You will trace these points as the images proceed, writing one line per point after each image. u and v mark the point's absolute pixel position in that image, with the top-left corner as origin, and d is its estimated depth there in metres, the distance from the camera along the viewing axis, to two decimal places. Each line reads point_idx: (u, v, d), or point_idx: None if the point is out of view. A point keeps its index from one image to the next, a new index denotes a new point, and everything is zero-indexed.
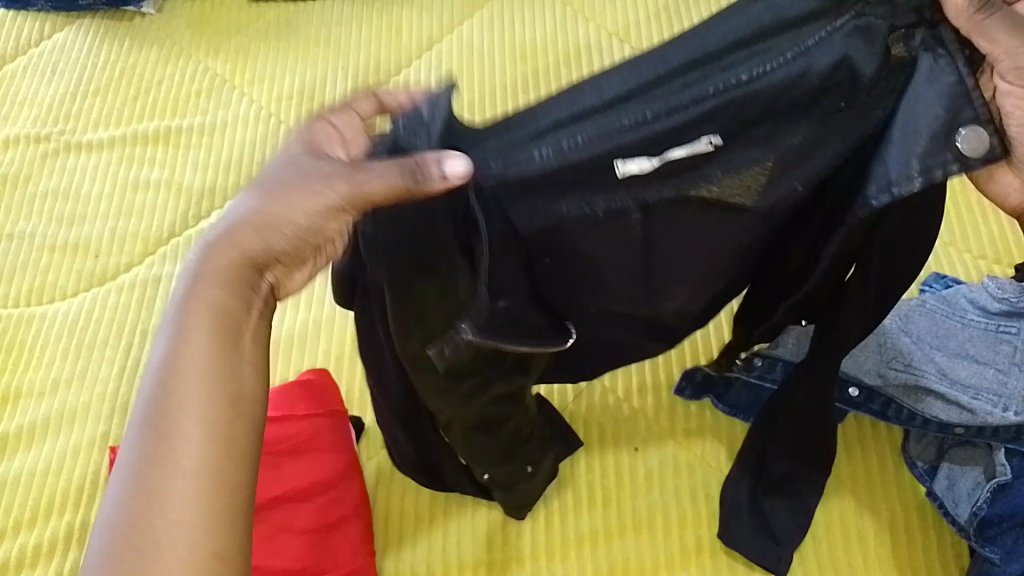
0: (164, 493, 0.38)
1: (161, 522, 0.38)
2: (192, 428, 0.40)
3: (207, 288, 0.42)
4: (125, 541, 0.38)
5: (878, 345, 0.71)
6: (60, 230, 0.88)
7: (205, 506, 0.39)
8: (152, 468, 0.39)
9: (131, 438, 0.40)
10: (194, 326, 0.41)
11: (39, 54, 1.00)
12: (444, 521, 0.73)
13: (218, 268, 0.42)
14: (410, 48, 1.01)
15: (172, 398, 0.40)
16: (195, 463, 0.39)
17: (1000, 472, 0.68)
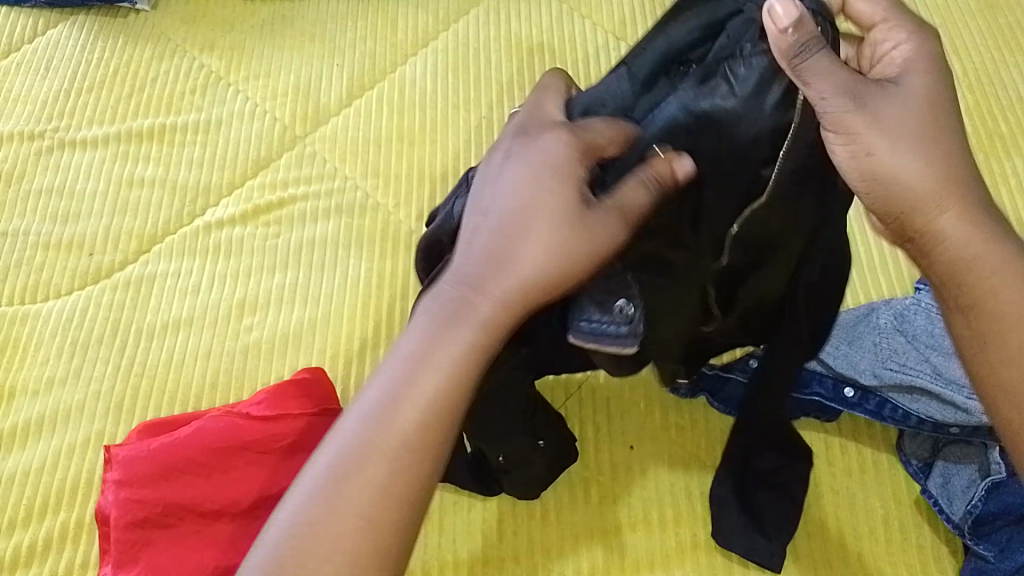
0: (361, 490, 0.44)
1: (346, 522, 0.44)
2: (405, 454, 0.45)
3: (460, 311, 0.48)
4: (319, 516, 0.44)
5: (872, 345, 0.72)
6: (54, 228, 0.87)
7: (385, 530, 0.44)
8: (355, 480, 0.44)
9: (356, 420, 0.46)
10: (437, 359, 0.47)
11: (33, 51, 1.00)
12: (440, 519, 0.72)
13: (466, 319, 0.47)
14: (407, 44, 1.01)
15: (402, 403, 0.46)
16: (399, 476, 0.45)
17: (995, 470, 0.69)
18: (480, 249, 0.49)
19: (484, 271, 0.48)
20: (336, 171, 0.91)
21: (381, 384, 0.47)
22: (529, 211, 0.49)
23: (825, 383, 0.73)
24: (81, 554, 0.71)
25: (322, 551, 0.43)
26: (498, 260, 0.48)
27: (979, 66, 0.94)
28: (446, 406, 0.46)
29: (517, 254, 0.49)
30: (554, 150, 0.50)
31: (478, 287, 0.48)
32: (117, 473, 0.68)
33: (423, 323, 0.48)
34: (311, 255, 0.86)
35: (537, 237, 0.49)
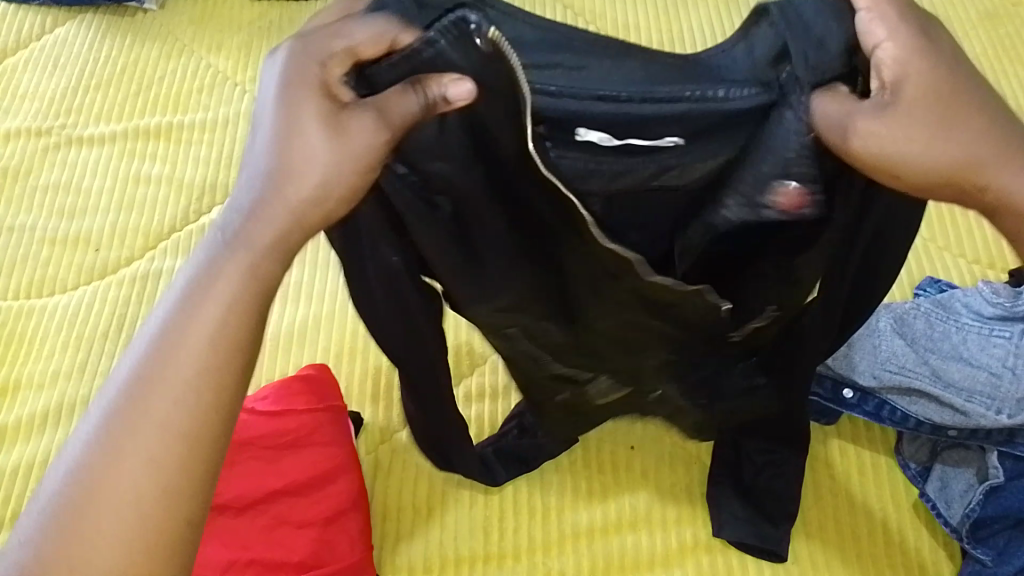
0: (120, 447, 0.40)
1: (112, 483, 0.39)
2: (177, 398, 0.41)
3: (228, 239, 0.42)
4: (82, 486, 0.39)
5: (872, 347, 0.73)
6: (60, 223, 0.88)
7: (168, 473, 0.40)
8: (124, 433, 0.40)
9: (118, 375, 0.41)
10: (207, 289, 0.42)
11: (41, 48, 1.00)
12: (441, 515, 0.73)
13: (236, 244, 0.42)
14: None
15: (165, 346, 0.41)
16: (161, 423, 0.40)
17: (993, 474, 0.69)
18: (251, 178, 0.43)
19: (255, 199, 0.42)
20: None
21: (152, 326, 0.42)
22: (299, 128, 0.42)
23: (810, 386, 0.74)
24: None
25: (96, 512, 0.39)
26: (269, 192, 0.42)
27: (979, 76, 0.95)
28: (228, 336, 0.42)
29: (294, 184, 0.42)
30: (295, 64, 0.42)
31: (248, 214, 0.42)
32: None
33: (195, 260, 0.43)
34: (316, 254, 0.86)
35: (305, 160, 0.42)
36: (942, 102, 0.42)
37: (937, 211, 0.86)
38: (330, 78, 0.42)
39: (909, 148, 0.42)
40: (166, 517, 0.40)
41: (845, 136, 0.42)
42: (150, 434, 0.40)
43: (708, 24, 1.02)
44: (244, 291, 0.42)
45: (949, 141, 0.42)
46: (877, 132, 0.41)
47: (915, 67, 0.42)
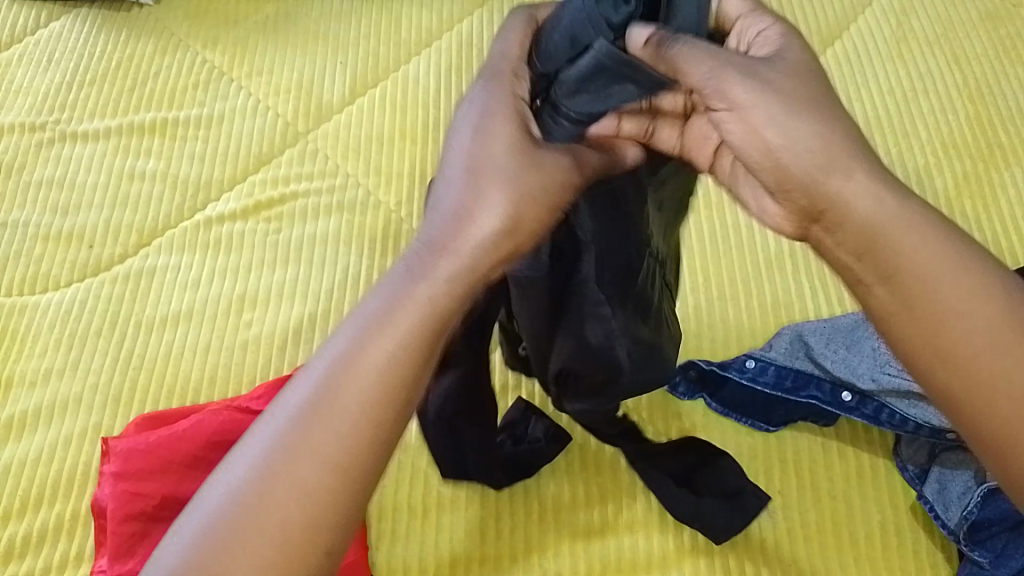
0: (297, 458, 0.42)
1: (284, 491, 0.42)
2: (356, 417, 0.43)
3: (417, 268, 0.45)
4: (255, 491, 0.41)
5: (871, 350, 0.73)
6: (54, 219, 0.87)
7: (336, 487, 0.42)
8: (311, 444, 0.42)
9: (301, 389, 0.44)
10: (395, 316, 0.44)
11: (35, 43, 0.99)
12: (436, 516, 0.72)
13: (422, 271, 0.45)
14: (409, 43, 1.01)
15: (350, 364, 0.43)
16: (339, 439, 0.43)
17: (991, 477, 0.69)
18: (441, 215, 0.47)
19: (441, 232, 0.46)
20: (338, 167, 0.91)
21: (337, 347, 0.44)
22: (487, 168, 0.47)
23: (783, 375, 0.75)
24: (76, 546, 0.70)
25: (259, 516, 0.41)
26: (448, 234, 0.46)
27: (978, 75, 0.95)
28: (404, 367, 0.44)
29: (476, 219, 0.46)
30: (495, 117, 0.48)
31: (432, 244, 0.46)
32: (115, 465, 0.70)
33: (387, 285, 0.45)
34: (311, 251, 0.86)
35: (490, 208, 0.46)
36: (802, 98, 0.46)
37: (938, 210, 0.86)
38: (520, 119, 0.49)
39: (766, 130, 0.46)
40: (318, 535, 0.42)
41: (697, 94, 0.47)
42: (339, 440, 0.42)
43: None
44: (423, 320, 0.45)
45: (808, 136, 0.46)
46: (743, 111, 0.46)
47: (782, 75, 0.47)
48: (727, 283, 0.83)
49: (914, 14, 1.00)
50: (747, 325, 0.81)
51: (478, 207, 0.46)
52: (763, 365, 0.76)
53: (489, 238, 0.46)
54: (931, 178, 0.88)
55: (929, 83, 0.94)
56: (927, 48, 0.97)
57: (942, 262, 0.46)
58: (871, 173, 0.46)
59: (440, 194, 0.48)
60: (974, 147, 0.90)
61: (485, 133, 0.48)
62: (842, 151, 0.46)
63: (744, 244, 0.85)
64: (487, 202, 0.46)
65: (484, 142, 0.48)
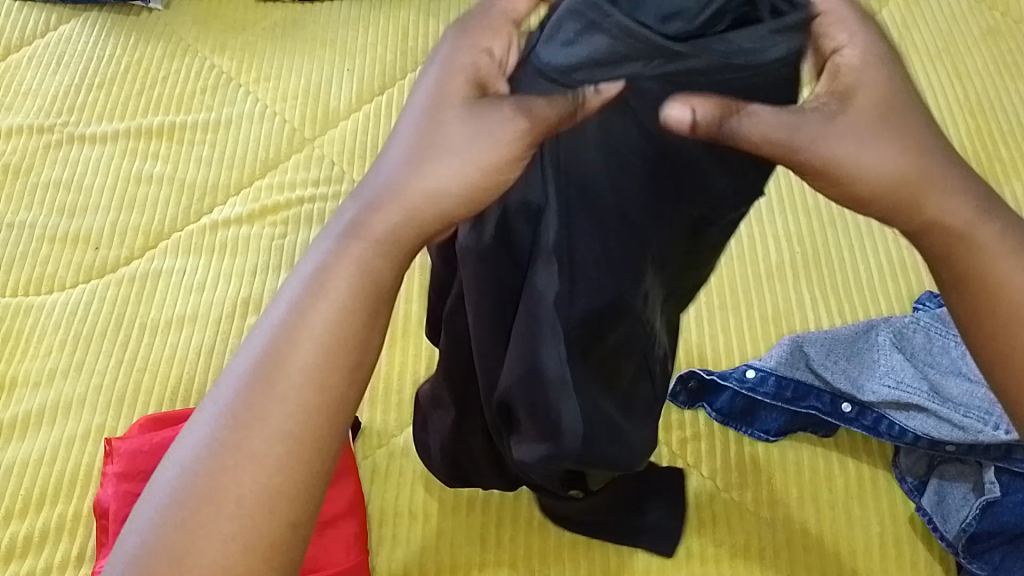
0: (236, 452, 0.37)
1: (228, 490, 0.37)
2: (297, 396, 0.38)
3: (355, 234, 0.39)
4: (194, 495, 0.37)
5: (871, 362, 0.74)
6: (60, 221, 0.88)
7: (287, 477, 0.38)
8: (252, 425, 0.38)
9: (233, 377, 0.39)
10: (330, 284, 0.39)
11: (45, 46, 1.00)
12: (437, 521, 0.73)
13: (360, 234, 0.39)
14: (417, 51, 1.02)
15: (284, 341, 0.38)
16: (282, 425, 0.38)
17: (989, 489, 0.68)
18: (381, 172, 0.40)
19: (382, 191, 0.39)
20: (343, 173, 0.92)
21: (271, 322, 0.39)
22: (441, 127, 0.39)
23: (784, 386, 0.75)
24: (78, 546, 0.71)
25: (203, 522, 0.36)
26: (398, 184, 0.39)
27: (979, 91, 0.96)
28: (345, 336, 0.39)
29: (426, 172, 0.39)
30: (455, 55, 0.40)
31: (374, 205, 0.39)
32: (119, 465, 0.70)
33: (320, 252, 0.40)
34: None
35: (450, 161, 0.38)
36: (885, 121, 0.39)
37: None
38: (488, 71, 0.40)
39: (858, 161, 0.39)
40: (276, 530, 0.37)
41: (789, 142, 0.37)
42: (283, 425, 0.38)
43: None
44: (364, 286, 0.39)
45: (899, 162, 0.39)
46: (827, 144, 0.38)
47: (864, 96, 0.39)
48: (729, 294, 0.84)
49: (917, 29, 1.01)
50: (749, 335, 0.82)
51: (426, 164, 0.39)
52: (762, 375, 0.76)
53: (439, 190, 0.38)
54: None
55: (931, 98, 0.95)
56: (929, 63, 0.98)
57: (1001, 237, 0.40)
58: (945, 161, 0.40)
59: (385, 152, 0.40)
60: (975, 161, 0.91)
61: (442, 89, 0.40)
62: (924, 160, 0.39)
63: (747, 256, 0.86)
64: (439, 157, 0.39)
65: (438, 99, 0.39)
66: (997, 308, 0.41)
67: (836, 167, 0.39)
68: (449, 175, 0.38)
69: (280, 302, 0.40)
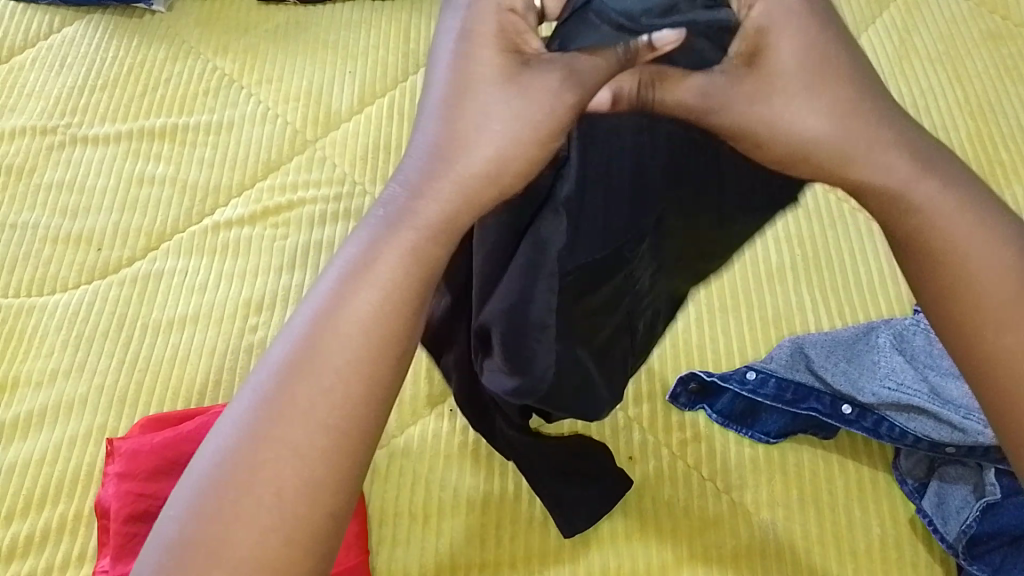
0: (280, 426, 0.38)
1: (273, 466, 0.38)
2: (344, 373, 0.39)
3: (399, 215, 0.40)
4: (237, 469, 0.38)
5: (871, 364, 0.74)
6: (63, 222, 0.88)
7: (330, 454, 0.38)
8: (307, 389, 0.39)
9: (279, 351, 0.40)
10: (377, 265, 0.40)
11: (48, 48, 1.01)
12: (437, 521, 0.73)
13: (405, 218, 0.40)
14: (418, 54, 1.02)
15: (332, 319, 0.40)
16: (327, 401, 0.39)
17: (989, 491, 0.69)
18: (419, 153, 0.41)
19: (428, 169, 0.41)
20: (345, 175, 0.92)
21: (317, 300, 0.40)
22: (472, 111, 0.41)
23: (784, 388, 0.75)
24: (79, 545, 0.71)
25: (246, 496, 0.37)
26: (447, 153, 0.40)
27: (980, 94, 0.96)
28: (392, 318, 0.40)
29: (466, 157, 0.40)
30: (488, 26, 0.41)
31: (417, 187, 0.41)
32: (121, 465, 0.70)
33: (364, 233, 0.41)
34: (318, 257, 0.86)
35: (484, 143, 0.40)
36: (809, 80, 0.41)
37: None
38: (515, 45, 0.41)
39: (785, 131, 0.41)
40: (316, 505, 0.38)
41: (704, 108, 0.41)
42: (328, 401, 0.39)
43: None
44: (411, 268, 0.40)
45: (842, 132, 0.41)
46: (747, 111, 0.41)
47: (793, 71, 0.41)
48: (730, 296, 0.84)
49: (918, 32, 1.01)
50: (749, 337, 0.82)
51: (465, 148, 0.40)
52: (763, 377, 0.76)
53: (480, 174, 0.40)
54: None
55: (932, 100, 0.95)
56: (930, 66, 0.98)
57: (961, 213, 0.42)
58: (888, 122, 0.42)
59: (417, 135, 0.42)
60: (975, 163, 0.91)
61: (462, 70, 0.41)
62: (854, 121, 0.41)
63: (748, 257, 0.86)
64: (477, 141, 0.40)
65: (463, 80, 0.41)
66: (955, 265, 0.43)
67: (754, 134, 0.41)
68: (496, 143, 0.40)
69: (326, 281, 0.41)
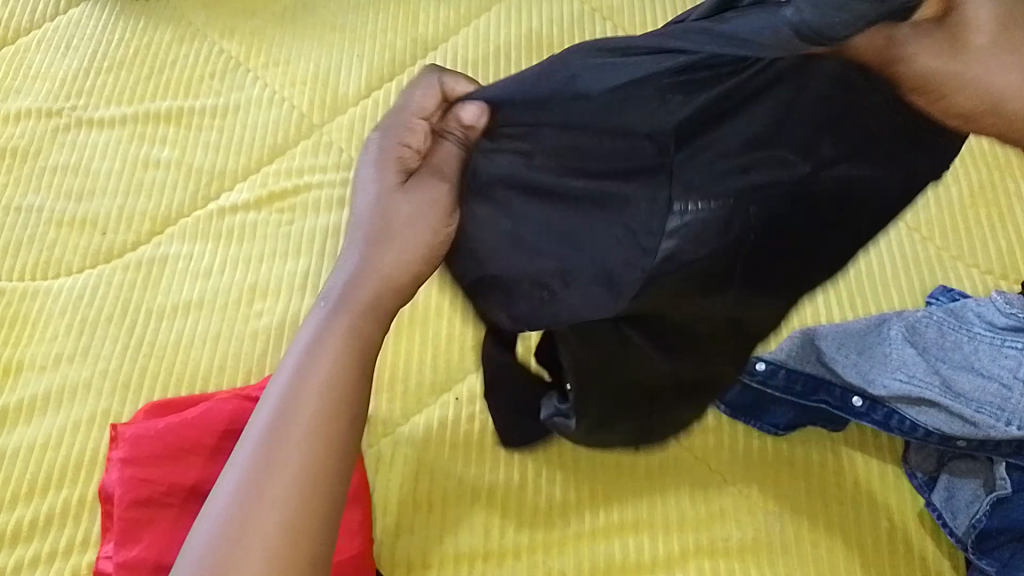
0: (256, 501, 0.45)
1: (256, 532, 0.45)
2: (304, 444, 0.47)
3: (342, 307, 0.52)
4: (227, 539, 0.44)
5: (882, 356, 0.71)
6: (68, 205, 0.88)
7: (301, 510, 0.46)
8: (264, 481, 0.46)
9: (249, 443, 0.47)
10: (318, 356, 0.50)
11: (54, 30, 1.00)
12: (441, 511, 0.72)
13: (347, 305, 0.53)
14: (426, 37, 1.01)
15: (288, 406, 0.48)
16: (291, 468, 0.47)
17: (1000, 485, 0.68)
18: (357, 253, 0.55)
19: (362, 266, 0.54)
20: (351, 160, 0.91)
21: (276, 392, 0.49)
22: (388, 214, 0.55)
23: (794, 380, 0.74)
24: (82, 531, 0.71)
25: (239, 556, 0.44)
26: (373, 245, 0.55)
27: None
28: (341, 389, 0.50)
29: (392, 244, 0.54)
30: (392, 185, 0.54)
31: (355, 278, 0.54)
32: (124, 450, 0.70)
33: (313, 326, 0.52)
34: (324, 243, 0.86)
35: (402, 234, 0.54)
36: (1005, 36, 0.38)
37: (950, 220, 0.87)
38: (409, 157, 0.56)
39: (1003, 76, 0.38)
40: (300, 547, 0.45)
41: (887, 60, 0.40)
42: (293, 472, 0.46)
43: None
44: (352, 344, 0.51)
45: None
46: (925, 59, 0.39)
47: (985, 10, 0.37)
48: None
49: None
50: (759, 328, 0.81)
51: (387, 236, 0.55)
52: (773, 368, 0.74)
53: (402, 247, 0.54)
54: (943, 188, 0.89)
55: None
56: None
57: None
58: None
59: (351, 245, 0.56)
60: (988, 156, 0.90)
61: (381, 182, 0.56)
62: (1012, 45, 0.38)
63: None
64: (396, 234, 0.54)
65: (379, 188, 0.56)
66: None
67: (978, 87, 0.38)
68: (408, 238, 0.54)
69: (280, 381, 0.50)
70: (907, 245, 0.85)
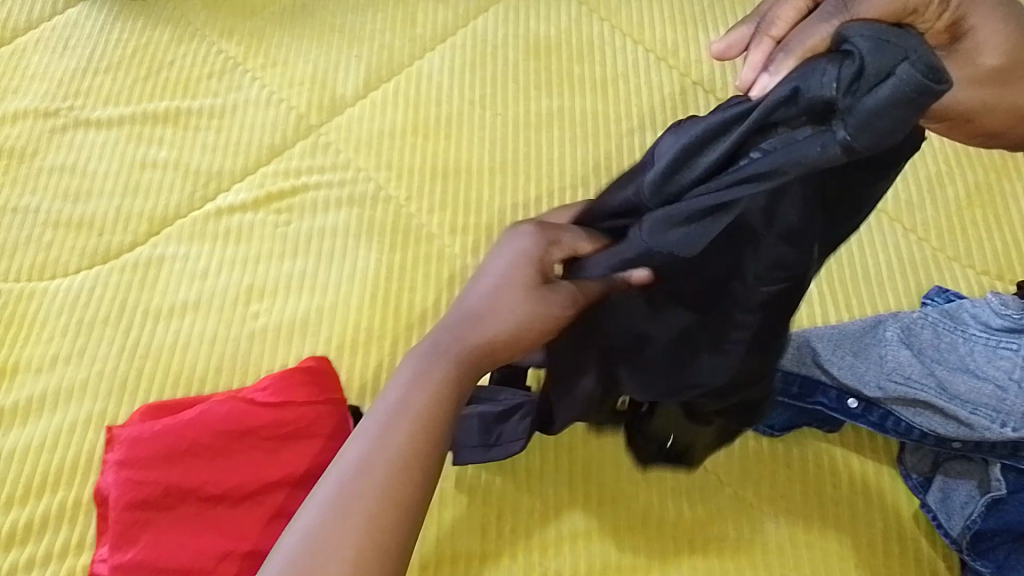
0: (339, 515, 0.43)
1: (334, 552, 0.41)
2: (390, 477, 0.44)
3: (444, 351, 0.49)
4: (307, 550, 0.42)
5: (878, 357, 0.70)
6: (65, 206, 0.88)
7: (376, 537, 0.42)
8: (348, 506, 0.43)
9: (348, 452, 0.45)
10: (424, 380, 0.48)
11: (52, 29, 1.00)
12: (436, 511, 0.72)
13: (445, 350, 0.50)
14: (424, 38, 1.01)
15: (392, 422, 0.46)
16: (370, 501, 0.43)
17: (995, 487, 0.67)
18: (466, 304, 0.53)
19: (467, 318, 0.52)
20: (349, 161, 0.91)
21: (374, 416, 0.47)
22: (500, 292, 0.52)
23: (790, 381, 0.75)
24: (78, 533, 0.71)
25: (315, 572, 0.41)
26: (473, 316, 0.52)
27: None
28: (434, 425, 0.47)
29: (499, 311, 0.51)
30: (533, 245, 0.54)
31: (459, 323, 0.51)
32: (121, 452, 0.70)
33: (412, 364, 0.49)
34: (321, 244, 0.86)
35: (508, 304, 0.52)
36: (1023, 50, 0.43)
37: (946, 221, 0.87)
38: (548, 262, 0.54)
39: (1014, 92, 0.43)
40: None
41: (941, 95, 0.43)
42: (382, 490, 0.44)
43: (723, 27, 1.02)
44: (452, 387, 0.48)
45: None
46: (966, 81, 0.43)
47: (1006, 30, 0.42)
48: None
49: None
50: None
51: (498, 306, 0.52)
52: None
53: (507, 315, 0.51)
54: (939, 190, 0.89)
55: None
56: None
57: None
58: None
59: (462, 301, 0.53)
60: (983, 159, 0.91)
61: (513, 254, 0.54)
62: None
63: None
64: (507, 306, 0.51)
65: (507, 262, 0.53)
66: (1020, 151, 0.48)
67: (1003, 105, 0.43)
68: (515, 314, 0.51)
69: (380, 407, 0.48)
70: (903, 246, 0.85)
